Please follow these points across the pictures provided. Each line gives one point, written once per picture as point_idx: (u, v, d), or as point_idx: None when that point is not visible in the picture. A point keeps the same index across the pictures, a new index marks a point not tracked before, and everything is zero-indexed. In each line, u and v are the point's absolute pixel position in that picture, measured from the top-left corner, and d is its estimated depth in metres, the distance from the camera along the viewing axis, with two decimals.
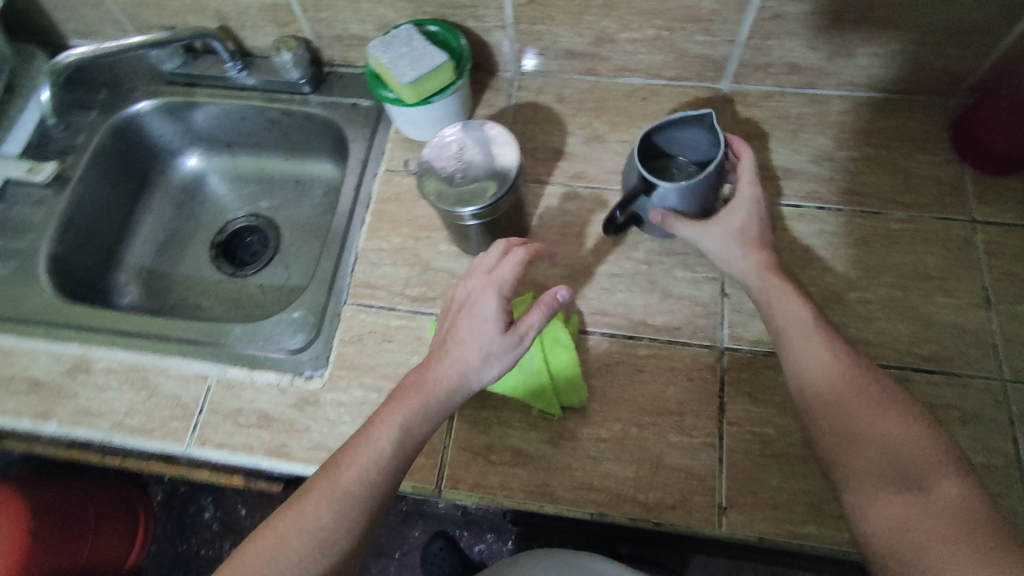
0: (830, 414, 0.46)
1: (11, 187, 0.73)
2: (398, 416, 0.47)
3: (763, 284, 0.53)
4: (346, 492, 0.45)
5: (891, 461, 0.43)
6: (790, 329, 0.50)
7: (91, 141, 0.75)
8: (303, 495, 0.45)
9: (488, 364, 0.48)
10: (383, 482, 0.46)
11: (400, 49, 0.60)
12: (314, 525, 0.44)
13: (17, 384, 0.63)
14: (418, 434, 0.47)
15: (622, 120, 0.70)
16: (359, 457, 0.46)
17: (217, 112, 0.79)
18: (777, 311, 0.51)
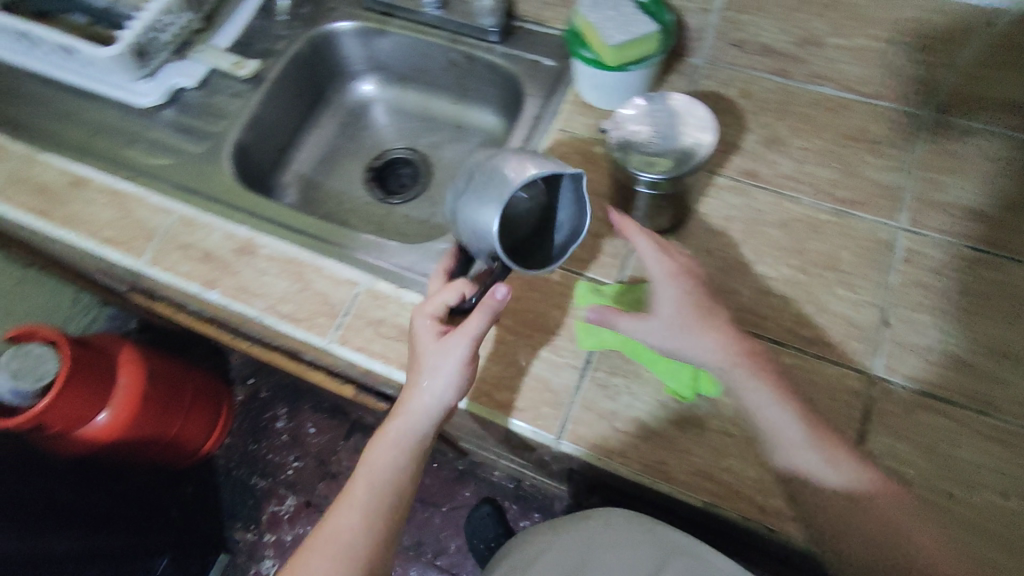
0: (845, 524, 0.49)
1: (214, 77, 0.80)
2: (374, 458, 0.54)
3: (750, 386, 0.51)
4: (349, 531, 0.51)
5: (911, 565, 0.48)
6: (775, 428, 0.51)
7: (289, 49, 0.81)
8: (313, 542, 0.52)
9: (445, 370, 0.52)
10: (384, 514, 0.52)
11: (610, 12, 0.62)
12: (330, 571, 0.49)
13: (192, 251, 0.69)
14: (402, 464, 0.54)
15: (807, 127, 0.68)
16: (351, 504, 0.52)
17: (403, 44, 0.83)
18: (757, 405, 0.51)
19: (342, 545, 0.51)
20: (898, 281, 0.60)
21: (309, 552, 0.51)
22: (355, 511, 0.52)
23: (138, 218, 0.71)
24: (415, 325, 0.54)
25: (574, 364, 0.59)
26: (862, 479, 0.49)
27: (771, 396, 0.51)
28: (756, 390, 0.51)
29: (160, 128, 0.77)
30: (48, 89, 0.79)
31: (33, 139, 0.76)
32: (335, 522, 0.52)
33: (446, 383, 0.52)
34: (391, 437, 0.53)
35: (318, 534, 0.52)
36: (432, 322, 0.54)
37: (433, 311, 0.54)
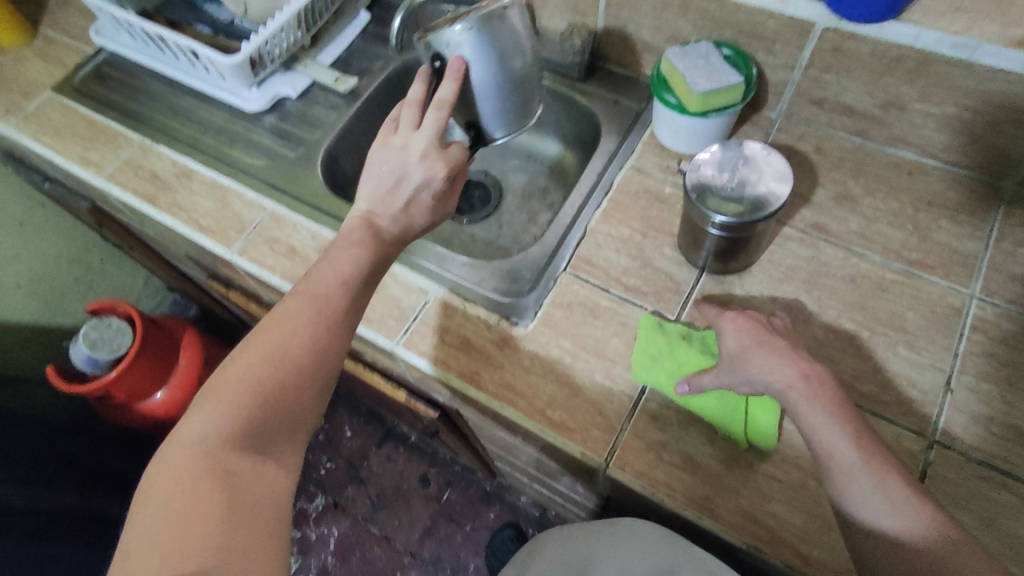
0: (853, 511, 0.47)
1: (314, 89, 0.87)
2: (341, 273, 0.54)
3: (814, 412, 0.49)
4: (311, 342, 0.50)
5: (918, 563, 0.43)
6: (830, 456, 0.48)
7: (386, 69, 0.87)
8: (261, 339, 0.49)
9: (432, 220, 0.61)
10: (340, 335, 0.52)
11: (698, 61, 0.65)
12: (273, 375, 0.48)
13: (279, 245, 0.74)
14: (360, 285, 0.54)
15: (879, 187, 0.69)
16: (310, 311, 0.51)
17: None
18: (815, 430, 0.49)
19: (300, 353, 0.49)
20: (966, 347, 0.59)
21: (265, 352, 0.48)
22: (318, 322, 0.51)
23: (233, 211, 0.77)
24: (429, 172, 0.58)
25: (629, 392, 0.60)
26: (917, 524, 0.44)
27: (834, 424, 0.48)
28: (817, 411, 0.49)
29: (262, 131, 0.84)
30: (171, 90, 0.88)
31: (151, 132, 0.84)
32: (293, 329, 0.50)
33: (427, 229, 0.61)
34: (366, 258, 0.55)
35: (270, 335, 0.49)
36: (443, 178, 0.59)
37: (449, 170, 0.59)
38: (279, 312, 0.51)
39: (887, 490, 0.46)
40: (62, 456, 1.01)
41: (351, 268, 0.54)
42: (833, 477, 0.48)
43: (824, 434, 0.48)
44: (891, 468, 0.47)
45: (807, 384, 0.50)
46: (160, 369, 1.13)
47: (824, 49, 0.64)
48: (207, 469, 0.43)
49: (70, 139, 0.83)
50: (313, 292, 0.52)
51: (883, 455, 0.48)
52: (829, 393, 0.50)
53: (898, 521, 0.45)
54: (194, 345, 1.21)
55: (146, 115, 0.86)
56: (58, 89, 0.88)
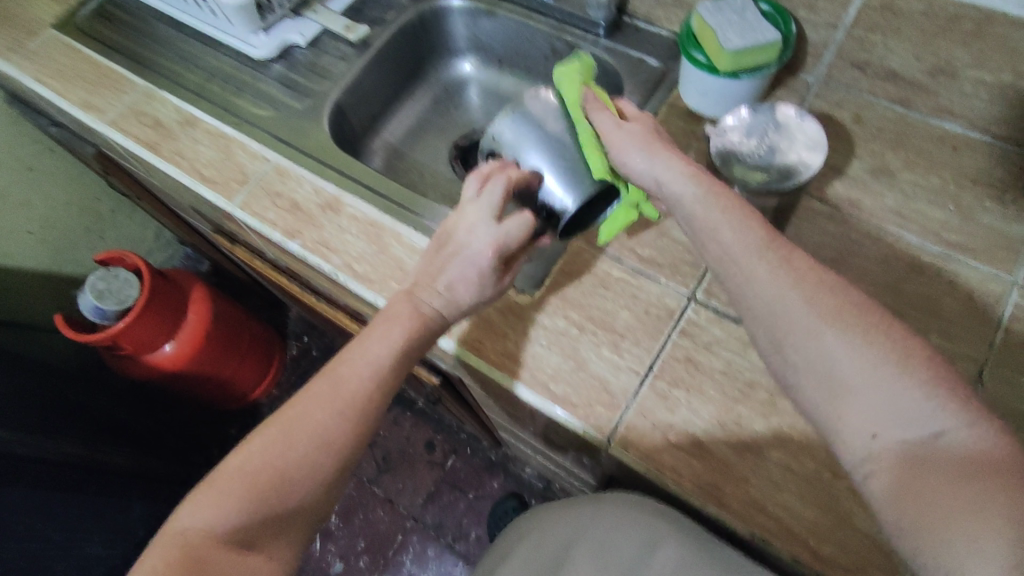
0: (792, 329, 0.44)
1: (325, 38, 0.83)
2: (372, 358, 0.52)
3: (770, 278, 0.46)
4: (323, 431, 0.49)
5: (874, 402, 0.41)
6: (804, 335, 0.44)
7: (400, 18, 0.83)
8: (276, 423, 0.49)
9: (480, 298, 0.56)
10: (357, 424, 0.51)
11: (731, 16, 0.60)
12: (277, 464, 0.48)
13: (282, 200, 0.71)
14: (391, 370, 0.53)
15: (922, 162, 0.64)
16: (331, 399, 0.50)
17: (508, 26, 0.83)
18: (785, 303, 0.45)
19: (307, 440, 0.49)
20: (1004, 339, 0.55)
21: (276, 437, 0.48)
22: (337, 411, 0.50)
23: (237, 161, 0.74)
24: (476, 249, 0.53)
25: (636, 369, 0.57)
26: (921, 394, 0.41)
27: (802, 296, 0.44)
28: (775, 275, 0.46)
29: (269, 81, 0.80)
30: (178, 35, 0.85)
31: (156, 77, 0.81)
32: (309, 413, 0.50)
33: (473, 306, 0.56)
34: (405, 343, 0.53)
35: (286, 419, 0.49)
36: (492, 256, 0.53)
37: (497, 245, 0.53)
38: (302, 396, 0.51)
39: (893, 369, 0.41)
40: (70, 405, 1.02)
41: (379, 353, 0.52)
42: (799, 361, 0.44)
43: (741, 241, 0.47)
44: (873, 322, 0.43)
45: (754, 227, 0.48)
46: (168, 324, 1.13)
47: None
48: (186, 555, 0.44)
49: (74, 81, 0.81)
50: (339, 378, 0.51)
51: (870, 321, 0.43)
52: (794, 255, 0.47)
53: (911, 409, 0.41)
54: (204, 300, 1.21)
55: (150, 59, 0.83)
56: (62, 30, 0.85)
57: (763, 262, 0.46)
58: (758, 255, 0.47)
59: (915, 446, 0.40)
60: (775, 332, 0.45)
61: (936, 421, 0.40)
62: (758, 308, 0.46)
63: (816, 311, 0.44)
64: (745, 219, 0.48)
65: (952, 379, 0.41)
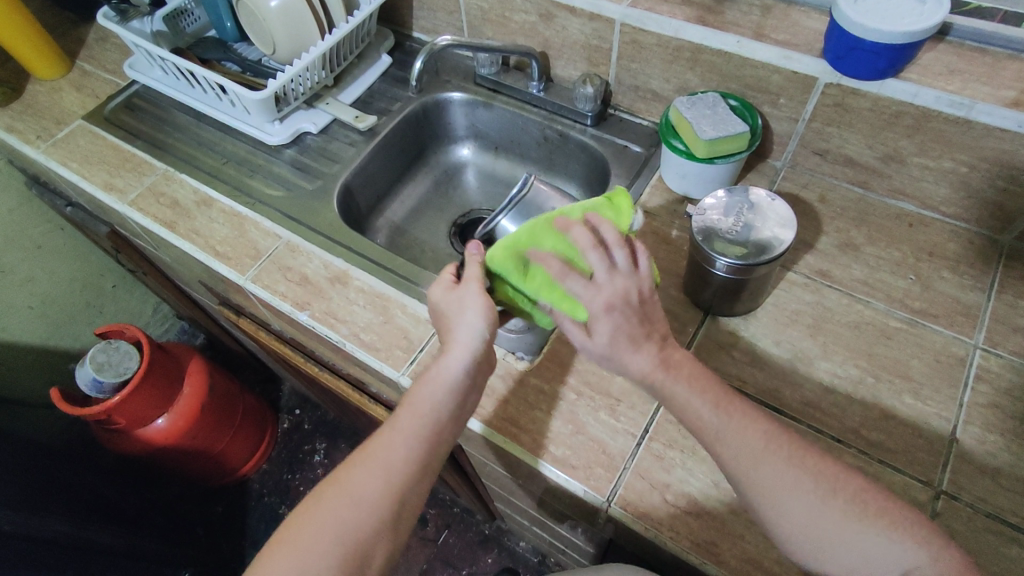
0: (766, 497, 0.46)
1: (335, 126, 0.90)
2: (402, 433, 0.51)
3: (756, 461, 0.47)
4: (363, 495, 0.48)
5: (849, 545, 0.45)
6: (780, 508, 0.46)
7: (405, 109, 0.91)
8: (320, 493, 0.49)
9: (474, 313, 0.53)
10: (394, 488, 0.49)
11: (705, 110, 0.68)
12: (321, 528, 0.47)
13: (292, 273, 0.75)
14: (427, 432, 0.51)
15: (883, 237, 0.70)
16: (370, 473, 0.49)
17: (503, 117, 0.91)
18: (759, 482, 0.47)
19: (345, 504, 0.48)
20: (971, 398, 0.59)
21: (320, 503, 0.48)
22: (375, 485, 0.49)
23: (249, 239, 0.79)
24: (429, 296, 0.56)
25: (633, 432, 0.60)
26: (876, 535, 0.45)
27: (780, 473, 0.47)
28: (747, 445, 0.48)
29: (282, 164, 0.87)
30: (198, 124, 0.92)
31: (175, 162, 0.87)
32: (349, 479, 0.49)
33: (478, 322, 0.52)
34: (434, 398, 0.52)
35: (328, 484, 0.49)
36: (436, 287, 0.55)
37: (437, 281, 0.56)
38: (346, 463, 0.50)
39: (860, 522, 0.45)
40: (54, 479, 1.00)
41: (413, 430, 0.51)
42: (785, 523, 0.46)
43: (693, 402, 0.50)
44: (818, 474, 0.47)
45: (718, 402, 0.50)
46: (163, 397, 1.13)
47: (826, 103, 0.67)
48: None
49: (97, 166, 0.87)
50: (370, 454, 0.50)
51: (835, 480, 0.47)
52: (743, 415, 0.49)
53: (882, 556, 0.44)
54: (200, 374, 1.22)
55: (171, 146, 0.89)
56: (89, 118, 0.92)
57: (715, 416, 0.49)
58: (709, 413, 0.49)
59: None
60: (756, 497, 0.47)
61: (902, 561, 0.44)
62: (740, 479, 0.48)
63: (782, 471, 0.47)
64: (696, 380, 0.51)
65: (879, 500, 0.46)
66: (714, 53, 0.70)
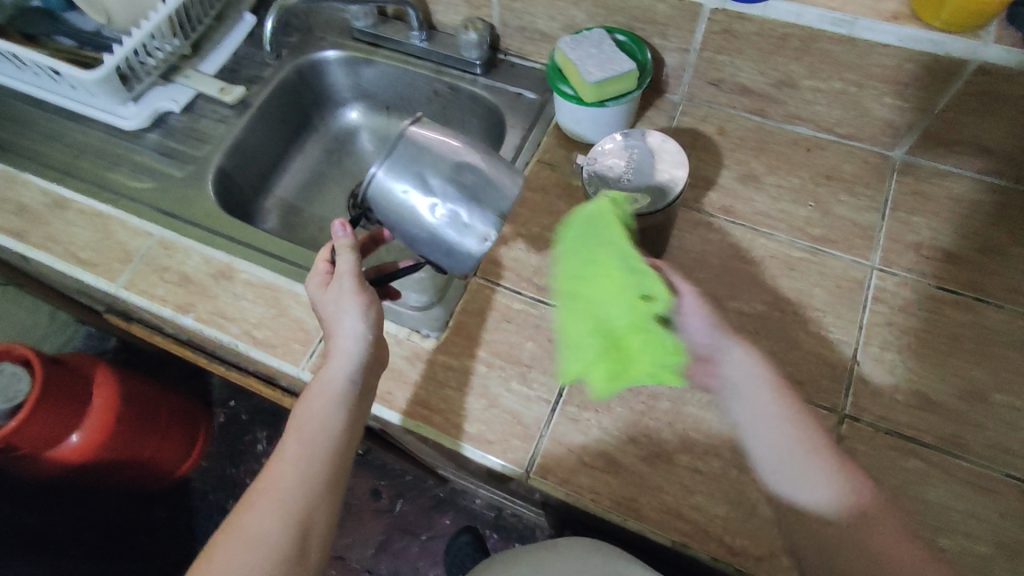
0: (771, 412, 0.52)
1: (200, 102, 0.81)
2: (294, 460, 0.49)
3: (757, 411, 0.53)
4: (264, 537, 0.46)
5: (835, 472, 0.49)
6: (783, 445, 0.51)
7: (277, 75, 0.82)
8: (218, 546, 0.46)
9: (351, 314, 0.53)
10: (297, 516, 0.47)
11: (590, 49, 0.63)
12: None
13: (170, 274, 0.68)
14: (322, 451, 0.50)
15: (782, 165, 0.69)
16: (265, 512, 0.47)
17: (388, 73, 0.84)
18: (759, 400, 0.53)
19: (245, 549, 0.45)
20: (870, 319, 0.60)
21: (219, 554, 0.45)
22: (272, 521, 0.47)
23: (115, 240, 0.71)
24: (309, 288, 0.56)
25: (547, 397, 0.58)
26: (840, 477, 0.49)
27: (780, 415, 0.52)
28: (752, 375, 0.54)
29: (145, 151, 0.78)
30: (39, 113, 0.81)
31: (16, 160, 0.77)
32: (246, 523, 0.47)
33: (356, 320, 0.53)
34: (326, 414, 0.51)
35: (224, 536, 0.47)
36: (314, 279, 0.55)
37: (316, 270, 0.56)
38: (240, 508, 0.48)
39: (834, 471, 0.49)
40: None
41: (303, 456, 0.50)
42: (793, 472, 0.50)
43: (737, 354, 0.55)
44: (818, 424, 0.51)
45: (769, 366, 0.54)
46: (69, 414, 1.05)
47: (714, 30, 0.64)
48: None
49: None
50: (262, 492, 0.48)
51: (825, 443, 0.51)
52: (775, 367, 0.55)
53: (839, 492, 0.48)
54: (110, 383, 1.13)
55: (11, 143, 0.78)
56: None
57: (745, 361, 0.55)
58: (738, 357, 0.55)
59: (831, 515, 0.47)
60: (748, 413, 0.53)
61: (845, 499, 0.48)
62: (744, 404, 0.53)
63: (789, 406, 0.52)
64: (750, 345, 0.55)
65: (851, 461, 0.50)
66: None
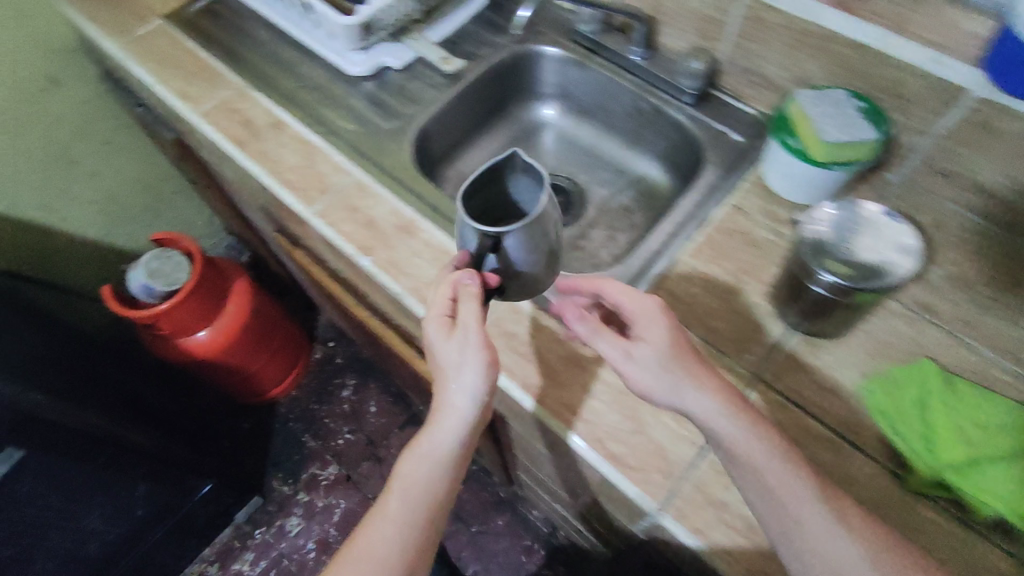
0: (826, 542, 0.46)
1: (418, 65, 0.85)
2: (395, 520, 0.54)
3: (832, 527, 0.47)
4: None
5: None
6: (836, 548, 0.46)
7: (494, 57, 0.85)
8: None
9: (471, 372, 0.53)
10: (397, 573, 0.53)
11: (830, 109, 0.62)
12: None
13: (360, 215, 0.72)
14: (421, 511, 0.55)
15: (998, 278, 0.64)
16: (367, 567, 0.52)
17: (597, 81, 0.85)
18: (804, 512, 0.47)
19: None
20: None
21: None
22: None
23: (319, 171, 0.76)
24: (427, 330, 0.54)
25: (695, 441, 0.57)
26: None
27: (825, 505, 0.48)
28: (798, 488, 0.48)
29: (359, 97, 0.83)
30: (278, 42, 0.89)
31: (252, 78, 0.85)
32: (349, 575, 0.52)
33: (477, 374, 0.53)
34: (428, 476, 0.56)
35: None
36: (433, 318, 0.53)
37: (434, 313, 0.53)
38: (340, 556, 0.54)
39: None
40: (98, 369, 0.98)
41: (405, 518, 0.55)
42: None
43: (764, 461, 0.49)
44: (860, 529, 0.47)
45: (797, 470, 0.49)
46: (208, 310, 1.15)
47: (969, 121, 0.60)
48: None
49: (173, 70, 0.85)
50: (363, 547, 0.53)
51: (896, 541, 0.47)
52: (813, 473, 0.49)
53: None
54: (245, 295, 1.22)
55: (250, 62, 0.87)
56: (171, 21, 0.91)
57: (776, 470, 0.49)
58: (767, 465, 0.49)
59: None
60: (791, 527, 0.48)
61: None
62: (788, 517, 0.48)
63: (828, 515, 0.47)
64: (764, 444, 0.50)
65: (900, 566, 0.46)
66: (849, 43, 0.63)
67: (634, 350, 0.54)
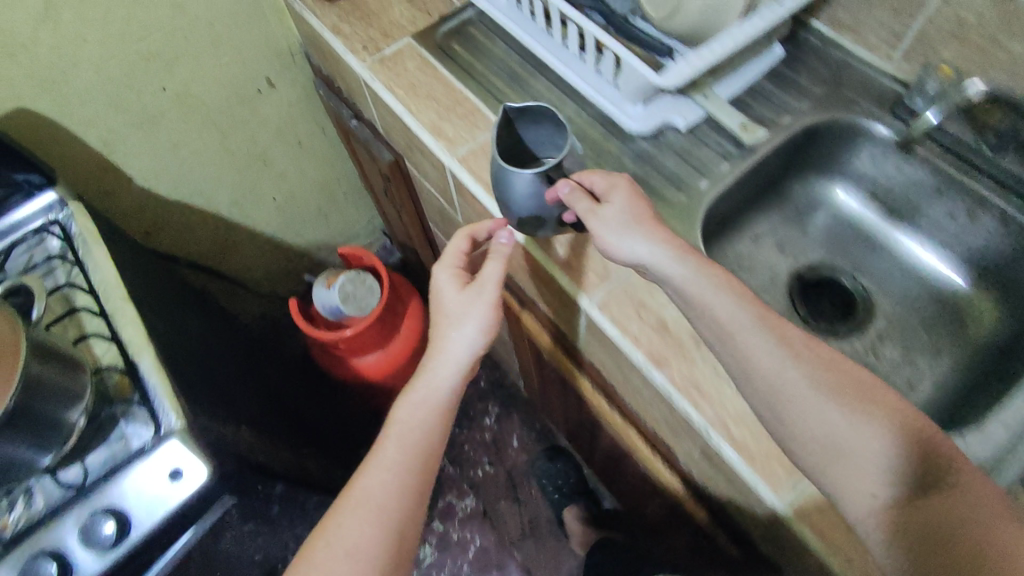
0: (820, 428, 0.47)
1: (704, 125, 0.73)
2: (398, 440, 0.60)
3: (830, 412, 0.47)
4: (380, 503, 0.57)
5: (919, 477, 0.44)
6: (804, 395, 0.48)
7: (794, 127, 0.73)
8: (338, 511, 0.57)
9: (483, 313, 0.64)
10: (404, 484, 0.58)
11: None
12: (358, 547, 0.54)
13: (648, 313, 0.60)
14: (425, 440, 0.61)
15: None
16: (374, 480, 0.58)
17: (918, 169, 0.72)
18: (801, 394, 0.48)
19: (370, 513, 0.56)
20: None
21: (341, 518, 0.56)
22: (384, 489, 0.57)
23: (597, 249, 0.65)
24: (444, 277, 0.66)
25: None
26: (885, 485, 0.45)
27: (800, 373, 0.48)
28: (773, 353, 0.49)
29: (636, 157, 0.72)
30: (538, 78, 0.79)
31: None
32: (370, 489, 0.57)
33: (489, 310, 0.64)
34: (434, 415, 0.62)
35: (348, 503, 0.57)
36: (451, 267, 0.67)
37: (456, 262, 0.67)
38: (348, 488, 0.58)
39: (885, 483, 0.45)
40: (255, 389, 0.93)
41: (406, 443, 0.60)
42: (857, 487, 0.45)
43: (788, 360, 0.49)
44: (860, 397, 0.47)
45: (819, 370, 0.48)
46: (381, 333, 1.08)
47: None
48: None
49: (425, 100, 0.77)
50: (372, 465, 0.59)
51: (855, 385, 0.48)
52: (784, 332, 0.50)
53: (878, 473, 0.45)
54: (416, 317, 1.14)
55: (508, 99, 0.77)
56: (420, 40, 0.83)
57: (792, 370, 0.48)
58: (789, 363, 0.48)
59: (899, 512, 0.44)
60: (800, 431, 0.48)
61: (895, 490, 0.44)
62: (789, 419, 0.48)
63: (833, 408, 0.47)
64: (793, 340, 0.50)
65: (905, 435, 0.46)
66: None
67: (601, 209, 0.56)
